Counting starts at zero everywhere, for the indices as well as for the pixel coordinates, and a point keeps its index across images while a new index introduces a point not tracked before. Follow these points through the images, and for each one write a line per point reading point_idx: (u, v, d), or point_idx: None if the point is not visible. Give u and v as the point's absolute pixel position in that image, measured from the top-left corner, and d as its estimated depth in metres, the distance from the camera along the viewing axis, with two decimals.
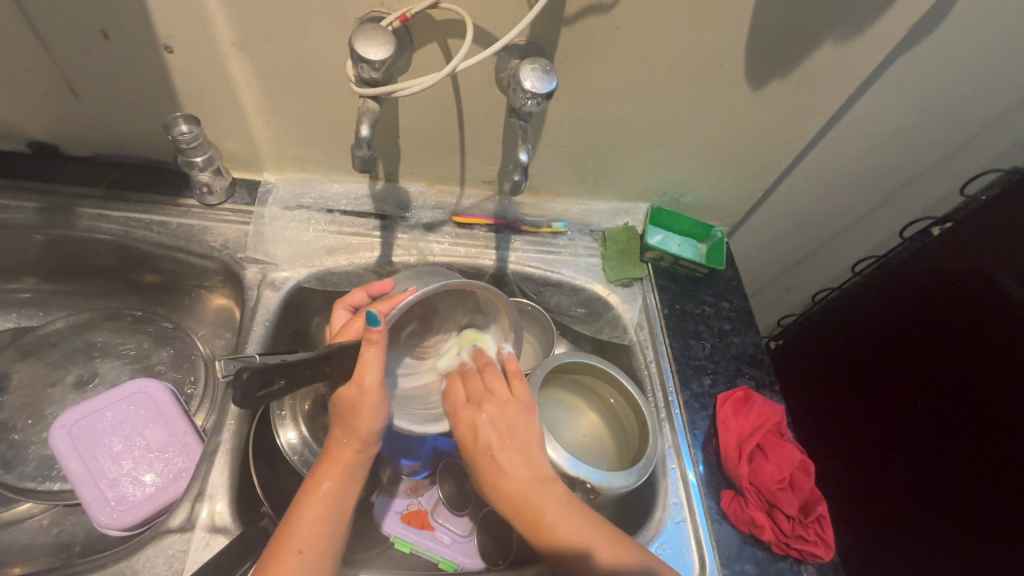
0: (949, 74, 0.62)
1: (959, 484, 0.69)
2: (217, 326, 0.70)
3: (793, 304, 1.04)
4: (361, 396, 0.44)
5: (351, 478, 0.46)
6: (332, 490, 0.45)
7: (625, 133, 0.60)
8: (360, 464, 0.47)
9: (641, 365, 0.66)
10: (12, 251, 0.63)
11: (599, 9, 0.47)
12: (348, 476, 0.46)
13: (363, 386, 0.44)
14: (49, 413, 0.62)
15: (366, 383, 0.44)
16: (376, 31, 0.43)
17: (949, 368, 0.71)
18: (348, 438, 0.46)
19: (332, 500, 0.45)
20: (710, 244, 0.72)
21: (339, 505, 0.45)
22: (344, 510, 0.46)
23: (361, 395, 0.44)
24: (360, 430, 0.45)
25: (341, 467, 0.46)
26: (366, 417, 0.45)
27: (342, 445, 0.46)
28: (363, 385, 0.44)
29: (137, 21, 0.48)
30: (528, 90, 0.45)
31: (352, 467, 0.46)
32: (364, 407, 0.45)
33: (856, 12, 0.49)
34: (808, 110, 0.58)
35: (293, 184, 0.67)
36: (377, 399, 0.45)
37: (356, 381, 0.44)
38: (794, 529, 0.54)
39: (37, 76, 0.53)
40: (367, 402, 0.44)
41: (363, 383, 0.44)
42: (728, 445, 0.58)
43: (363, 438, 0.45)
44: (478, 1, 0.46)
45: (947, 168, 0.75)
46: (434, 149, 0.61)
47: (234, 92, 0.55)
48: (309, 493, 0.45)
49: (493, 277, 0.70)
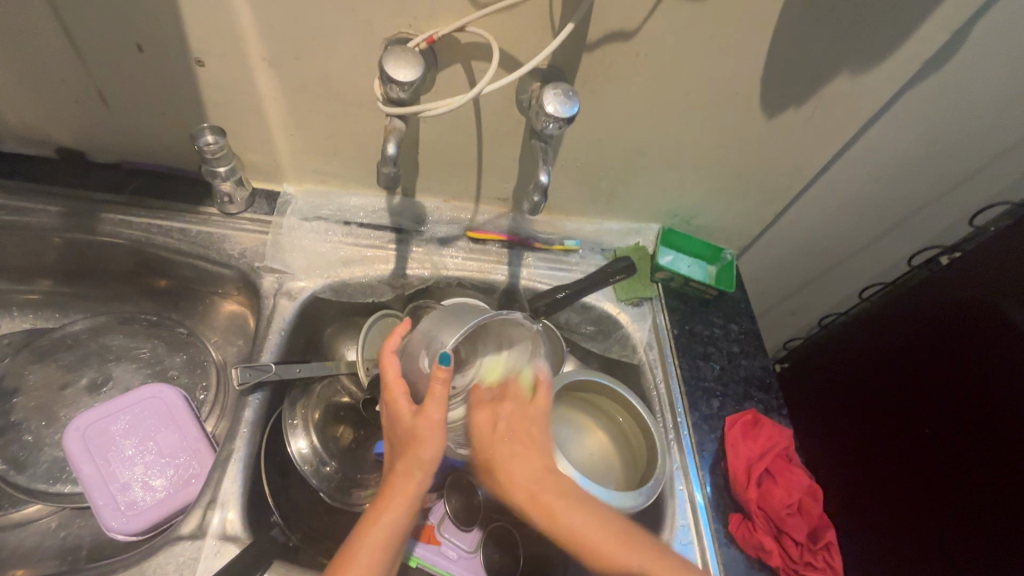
0: (960, 107, 0.64)
1: (963, 508, 0.69)
2: (230, 333, 0.70)
3: (799, 326, 1.04)
4: (428, 427, 0.45)
5: (409, 514, 0.44)
6: (390, 529, 0.43)
7: (640, 156, 0.62)
8: (418, 501, 0.45)
9: (650, 385, 0.66)
10: (30, 253, 0.64)
11: (621, 36, 0.49)
12: (406, 515, 0.44)
13: (432, 418, 0.44)
14: (62, 415, 0.63)
15: (430, 415, 0.45)
16: (405, 53, 0.44)
17: (955, 395, 0.71)
18: (408, 469, 0.44)
19: (389, 543, 0.43)
20: (719, 266, 0.73)
21: (394, 547, 0.43)
22: (395, 551, 0.44)
23: (427, 428, 0.45)
24: (420, 462, 0.44)
25: (402, 496, 0.44)
26: (428, 446, 0.44)
27: (402, 476, 0.44)
28: (432, 417, 0.45)
29: (171, 34, 0.49)
30: (550, 113, 0.46)
31: (412, 503, 0.45)
32: (425, 435, 0.45)
33: (871, 45, 0.50)
34: (821, 139, 0.59)
35: (311, 195, 0.68)
36: (441, 433, 0.45)
37: (422, 413, 0.45)
38: (802, 555, 0.54)
39: (71, 84, 0.55)
40: (433, 433, 0.45)
41: (432, 416, 0.45)
42: (736, 469, 0.58)
43: (425, 469, 0.44)
44: (504, 25, 0.47)
45: (955, 198, 0.76)
46: (452, 166, 0.62)
47: (261, 105, 0.56)
48: (367, 530, 0.43)
49: (505, 293, 0.70)
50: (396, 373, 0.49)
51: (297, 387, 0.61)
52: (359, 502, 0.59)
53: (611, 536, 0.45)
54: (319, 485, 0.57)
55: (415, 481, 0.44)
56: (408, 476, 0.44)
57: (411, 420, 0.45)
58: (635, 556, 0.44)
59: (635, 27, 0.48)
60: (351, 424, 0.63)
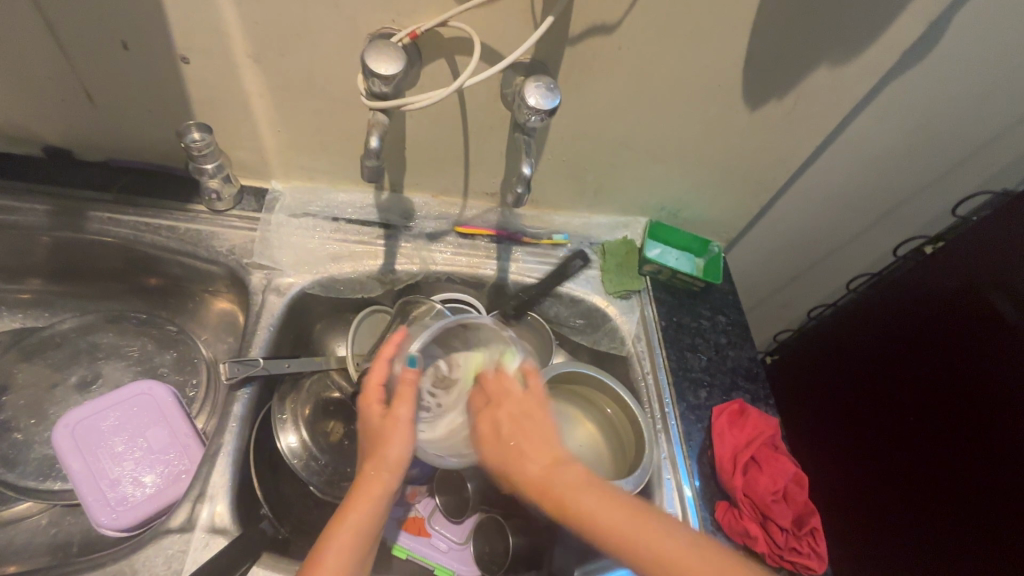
0: (942, 97, 0.64)
1: (952, 496, 0.70)
2: (220, 330, 0.71)
3: (789, 319, 1.05)
4: (394, 426, 0.46)
5: (376, 516, 0.45)
6: (358, 530, 0.44)
7: (626, 150, 0.62)
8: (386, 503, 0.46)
9: (639, 376, 0.67)
10: (19, 251, 0.64)
11: (602, 30, 0.49)
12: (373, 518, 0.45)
13: (398, 417, 0.46)
14: (52, 413, 0.63)
15: (398, 416, 0.47)
16: (388, 48, 0.44)
17: (940, 382, 0.72)
18: (375, 469, 0.45)
19: (359, 540, 0.43)
20: (707, 259, 0.73)
21: (364, 547, 0.44)
22: (365, 552, 0.44)
23: (393, 427, 0.46)
24: (388, 465, 0.45)
25: (372, 499, 0.45)
26: (396, 446, 0.46)
27: (370, 478, 0.45)
28: (398, 416, 0.47)
29: (155, 32, 0.50)
30: (532, 106, 0.46)
31: (380, 503, 0.45)
32: (394, 437, 0.46)
33: (850, 37, 0.50)
34: (803, 131, 0.60)
35: (300, 192, 0.68)
36: (408, 430, 0.47)
37: (390, 412, 0.47)
38: (787, 541, 0.54)
39: (55, 82, 0.55)
40: (398, 431, 0.46)
41: (399, 415, 0.47)
42: (722, 457, 0.59)
43: (391, 470, 0.45)
44: (486, 20, 0.48)
45: (940, 189, 0.77)
46: (438, 161, 0.63)
47: (247, 102, 0.56)
48: (333, 533, 0.43)
49: (494, 288, 0.71)
50: (376, 379, 0.49)
51: (286, 382, 0.61)
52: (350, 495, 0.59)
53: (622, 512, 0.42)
54: (308, 479, 0.58)
55: (381, 481, 0.45)
56: (375, 477, 0.45)
57: (380, 420, 0.47)
58: (644, 533, 0.41)
59: (616, 21, 0.48)
60: (341, 419, 0.64)
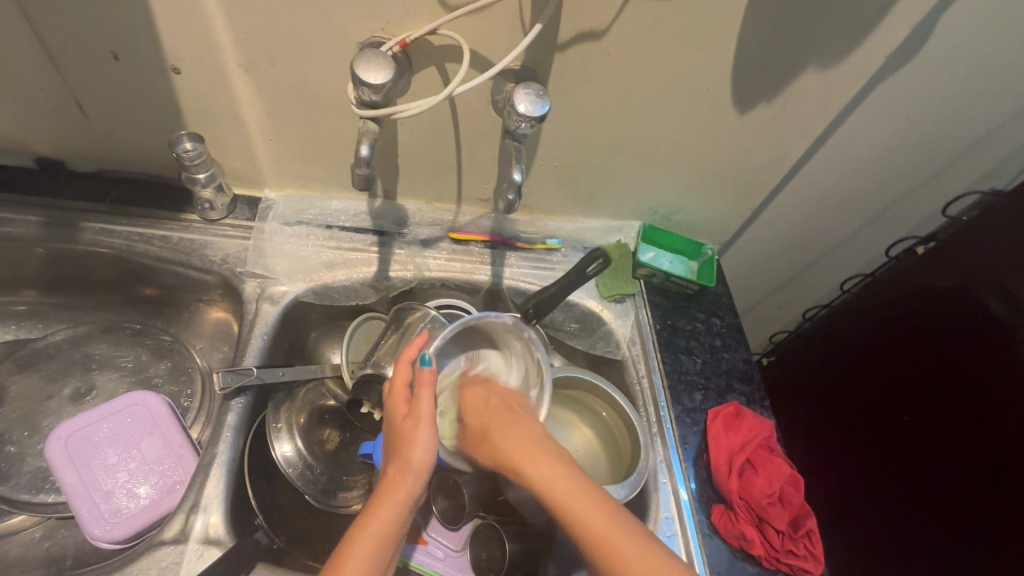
0: (930, 98, 0.65)
1: (954, 496, 0.69)
2: (215, 339, 0.71)
3: (784, 321, 1.05)
4: (416, 426, 0.46)
5: (399, 518, 0.45)
6: (378, 538, 0.43)
7: (617, 154, 0.62)
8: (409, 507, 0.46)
9: (634, 380, 0.67)
10: (13, 263, 0.64)
11: (591, 36, 0.49)
12: (397, 520, 0.45)
13: (419, 415, 0.46)
14: (45, 424, 0.63)
15: (421, 414, 0.47)
16: (377, 56, 0.45)
17: (932, 379, 0.72)
18: (399, 473, 0.45)
19: (378, 547, 0.43)
20: (700, 262, 0.73)
21: (385, 552, 0.43)
22: (387, 559, 0.43)
23: (415, 427, 0.46)
24: (411, 467, 0.45)
25: (395, 501, 0.45)
26: (419, 448, 0.46)
27: (395, 482, 0.45)
28: (419, 415, 0.46)
29: (145, 42, 0.50)
30: (522, 112, 0.46)
31: (403, 507, 0.45)
32: (417, 437, 0.46)
33: (835, 41, 0.51)
34: (793, 135, 0.60)
35: (292, 201, 0.68)
36: (429, 431, 0.46)
37: (411, 411, 0.46)
38: (783, 543, 0.55)
39: (47, 94, 0.55)
40: (420, 433, 0.46)
41: (420, 412, 0.47)
42: (718, 460, 0.59)
43: (415, 472, 0.45)
44: (474, 27, 0.48)
45: (930, 189, 0.77)
46: (430, 168, 0.63)
47: (238, 111, 0.56)
48: (356, 537, 0.43)
49: (489, 293, 0.71)
50: (401, 378, 0.50)
51: (280, 390, 0.61)
52: (345, 504, 0.60)
53: (604, 518, 0.41)
54: (304, 488, 0.58)
55: (406, 484, 0.45)
56: (399, 481, 0.45)
57: (402, 421, 0.47)
58: (635, 544, 0.40)
59: (604, 27, 0.49)
60: (337, 426, 0.64)
